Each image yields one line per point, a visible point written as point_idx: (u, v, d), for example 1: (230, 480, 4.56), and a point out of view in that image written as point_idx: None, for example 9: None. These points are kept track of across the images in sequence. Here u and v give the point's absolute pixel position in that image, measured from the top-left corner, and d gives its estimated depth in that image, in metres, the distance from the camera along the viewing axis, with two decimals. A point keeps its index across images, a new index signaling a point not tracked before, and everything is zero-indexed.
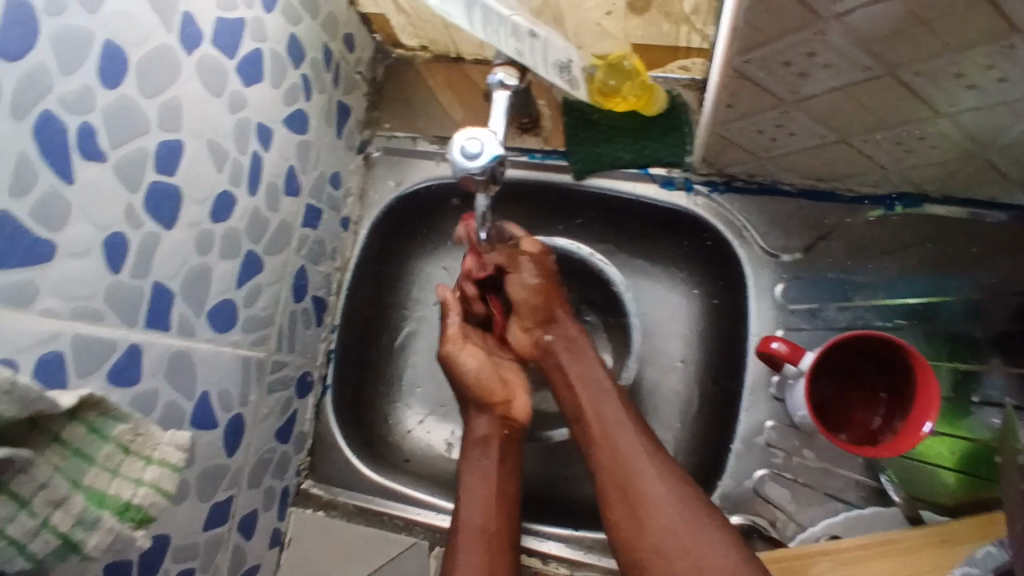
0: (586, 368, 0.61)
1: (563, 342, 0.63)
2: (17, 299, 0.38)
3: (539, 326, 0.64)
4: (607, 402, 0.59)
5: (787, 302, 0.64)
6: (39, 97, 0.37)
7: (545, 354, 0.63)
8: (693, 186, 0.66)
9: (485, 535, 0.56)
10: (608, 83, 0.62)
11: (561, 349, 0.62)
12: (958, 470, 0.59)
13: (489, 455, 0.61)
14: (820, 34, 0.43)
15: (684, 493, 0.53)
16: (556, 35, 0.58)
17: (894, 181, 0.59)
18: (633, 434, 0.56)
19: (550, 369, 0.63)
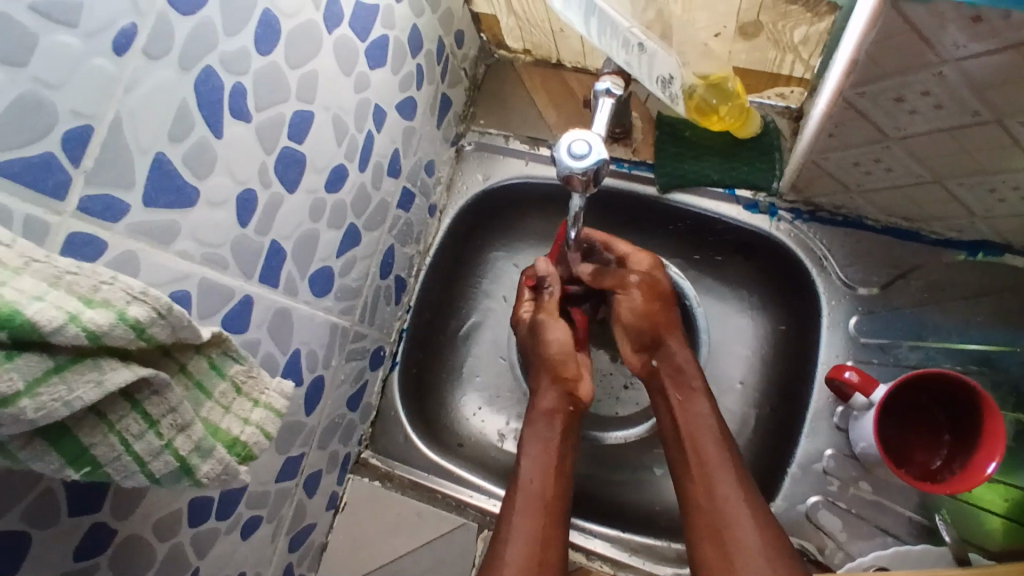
0: (692, 403, 0.62)
1: (667, 369, 0.64)
2: (160, 237, 0.40)
3: (647, 349, 0.66)
4: (707, 438, 0.60)
5: (859, 335, 0.65)
6: (204, 54, 0.40)
7: (650, 377, 0.66)
8: (777, 211, 0.68)
9: (542, 502, 0.60)
10: (710, 101, 0.64)
11: (666, 374, 0.64)
12: (1007, 517, 0.57)
13: (554, 428, 0.64)
14: (940, 75, 0.44)
15: (771, 537, 0.53)
16: (662, 50, 0.59)
17: (981, 230, 0.59)
18: (732, 477, 0.57)
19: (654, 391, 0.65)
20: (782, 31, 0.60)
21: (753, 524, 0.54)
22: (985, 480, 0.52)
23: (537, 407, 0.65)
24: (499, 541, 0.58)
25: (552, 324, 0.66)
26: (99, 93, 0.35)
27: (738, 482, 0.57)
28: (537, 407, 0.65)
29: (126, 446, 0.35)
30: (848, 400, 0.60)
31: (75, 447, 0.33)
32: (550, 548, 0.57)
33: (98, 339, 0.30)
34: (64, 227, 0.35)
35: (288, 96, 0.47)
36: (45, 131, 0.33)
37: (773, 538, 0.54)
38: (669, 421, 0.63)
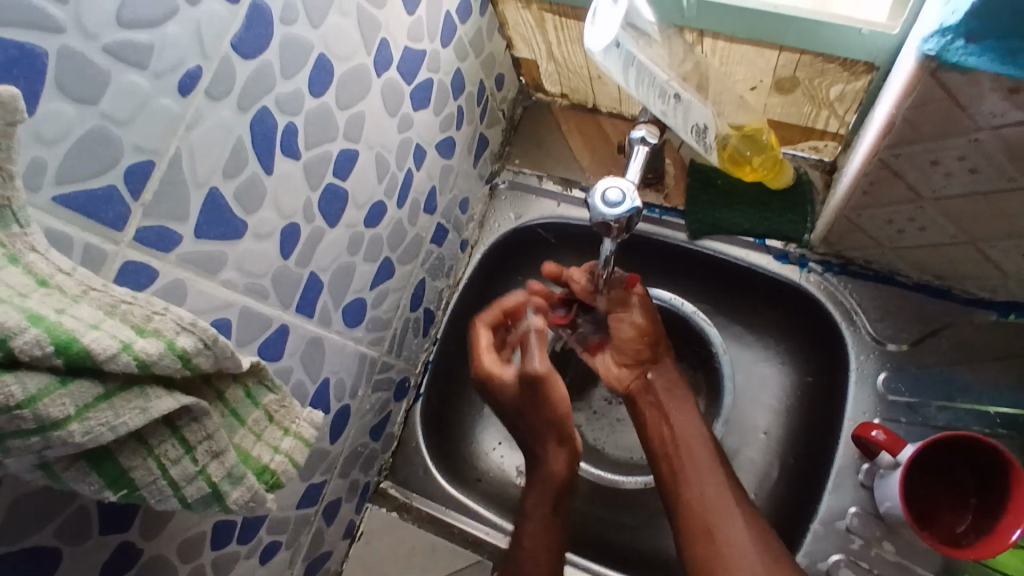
0: (682, 412, 0.63)
1: (664, 383, 0.65)
2: (207, 266, 0.42)
3: (641, 363, 0.66)
4: (698, 442, 0.61)
5: (887, 392, 0.64)
6: (262, 96, 0.42)
7: (643, 391, 0.66)
8: (807, 263, 0.68)
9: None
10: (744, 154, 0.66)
11: (663, 387, 0.65)
12: None
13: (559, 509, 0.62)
14: (977, 141, 0.44)
15: (764, 534, 0.56)
16: (698, 99, 0.59)
17: (1014, 291, 0.59)
18: (720, 475, 0.59)
19: (644, 404, 0.65)
20: (817, 89, 0.60)
21: (747, 526, 0.56)
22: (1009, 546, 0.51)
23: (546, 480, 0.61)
24: None
25: (554, 381, 0.58)
26: (162, 130, 0.37)
27: (726, 478, 0.59)
28: (540, 484, 0.62)
29: (163, 471, 0.35)
30: (874, 457, 0.59)
31: (116, 469, 0.34)
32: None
33: (147, 367, 0.31)
34: (120, 255, 0.36)
35: (335, 135, 0.49)
36: (108, 166, 0.35)
37: (762, 536, 0.56)
38: (654, 422, 0.64)
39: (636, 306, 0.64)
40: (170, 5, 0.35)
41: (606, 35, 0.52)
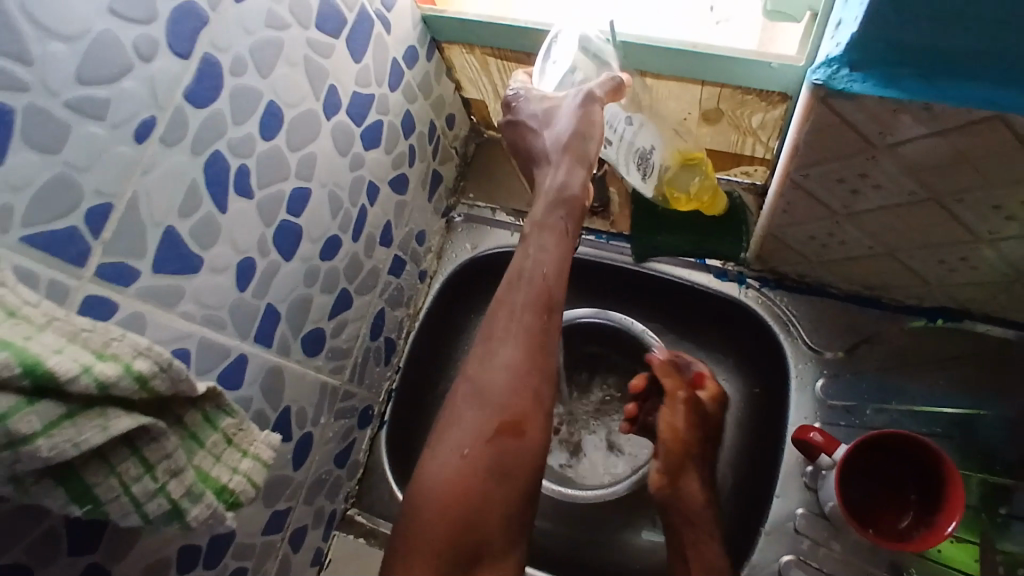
0: (705, 546, 0.63)
1: (687, 505, 0.65)
2: (166, 299, 0.44)
3: (671, 472, 0.67)
4: None
5: (826, 397, 0.67)
6: (214, 140, 0.46)
7: (667, 507, 0.66)
8: (745, 280, 0.71)
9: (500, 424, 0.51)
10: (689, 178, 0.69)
11: (684, 510, 0.65)
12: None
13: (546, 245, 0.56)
14: (873, 159, 0.48)
15: None
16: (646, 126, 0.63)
17: (937, 297, 0.63)
18: None
19: (672, 522, 0.65)
20: (740, 118, 0.65)
21: None
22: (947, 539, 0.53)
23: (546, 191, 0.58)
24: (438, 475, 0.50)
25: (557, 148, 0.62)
26: (119, 174, 0.40)
27: None
28: (525, 275, 0.55)
29: (124, 488, 0.37)
30: (815, 459, 0.61)
31: (79, 486, 0.36)
32: (525, 399, 0.52)
33: (106, 388, 0.34)
34: (81, 290, 0.39)
35: (288, 174, 0.53)
36: (69, 208, 0.37)
37: None
38: (678, 551, 0.64)
39: (680, 409, 0.69)
40: (126, 62, 0.39)
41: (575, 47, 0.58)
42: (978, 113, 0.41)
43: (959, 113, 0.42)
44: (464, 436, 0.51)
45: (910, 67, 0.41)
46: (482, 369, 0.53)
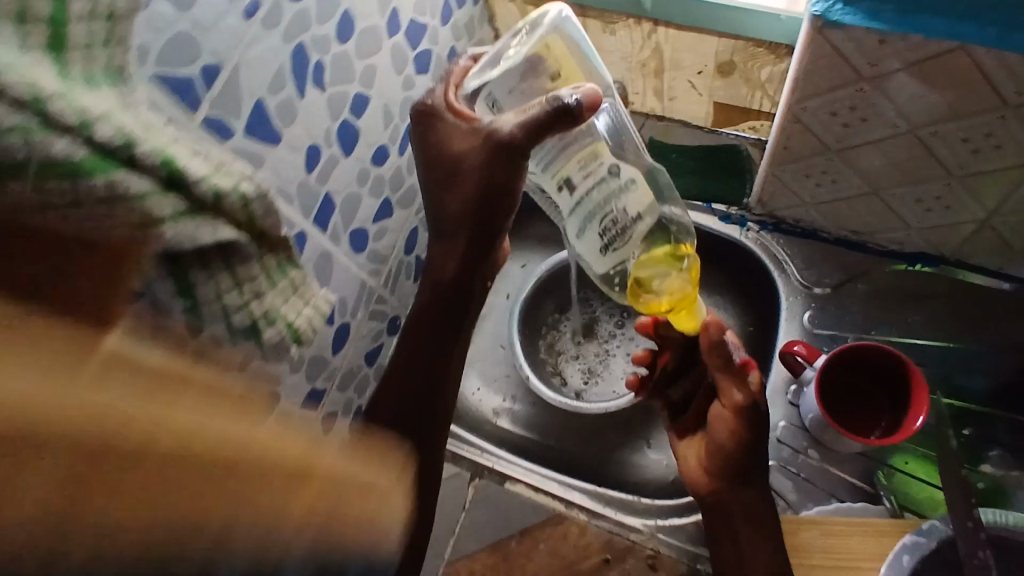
0: (760, 549, 0.59)
1: (743, 508, 0.61)
2: (252, 161, 0.52)
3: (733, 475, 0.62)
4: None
5: (813, 326, 0.74)
6: (300, 32, 0.53)
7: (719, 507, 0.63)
8: (747, 223, 0.79)
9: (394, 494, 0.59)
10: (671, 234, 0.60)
11: (741, 512, 0.62)
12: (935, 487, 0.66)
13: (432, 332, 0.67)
14: (862, 90, 0.56)
15: None
16: (627, 198, 0.54)
17: (916, 242, 0.71)
18: None
19: (721, 521, 0.62)
20: (751, 71, 0.72)
21: None
22: (916, 432, 0.59)
23: (435, 281, 0.68)
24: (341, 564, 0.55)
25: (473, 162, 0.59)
26: (227, 42, 0.47)
27: None
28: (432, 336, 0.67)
29: None
30: (799, 375, 0.68)
31: None
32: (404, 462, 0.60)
33: None
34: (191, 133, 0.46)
35: (353, 79, 0.61)
36: (189, 60, 0.45)
37: None
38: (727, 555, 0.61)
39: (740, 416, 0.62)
40: None
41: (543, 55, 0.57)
42: (949, 43, 0.49)
43: (934, 43, 0.49)
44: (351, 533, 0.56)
45: (891, 3, 0.49)
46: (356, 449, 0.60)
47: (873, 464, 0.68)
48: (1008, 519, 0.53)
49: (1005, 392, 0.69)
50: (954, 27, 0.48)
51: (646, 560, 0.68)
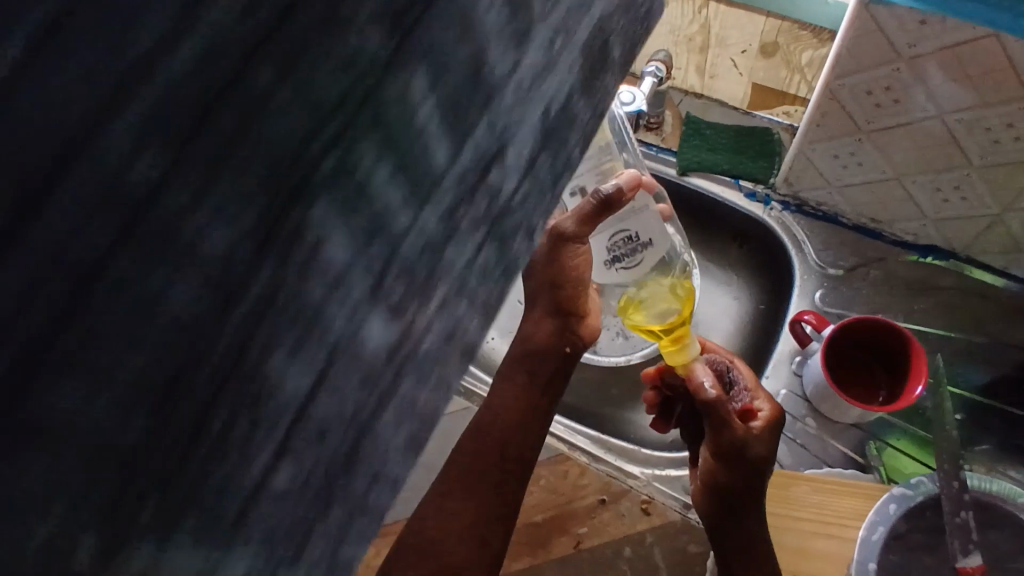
0: None
1: (737, 546, 0.61)
2: None
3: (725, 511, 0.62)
4: None
5: (823, 305, 0.78)
6: None
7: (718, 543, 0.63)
8: (771, 202, 0.82)
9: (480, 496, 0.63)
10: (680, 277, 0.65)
11: (735, 550, 0.61)
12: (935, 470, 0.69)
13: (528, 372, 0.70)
14: (897, 70, 0.59)
15: None
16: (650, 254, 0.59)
17: (931, 234, 0.74)
18: None
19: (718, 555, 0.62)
20: (792, 54, 0.78)
21: None
22: (916, 400, 0.63)
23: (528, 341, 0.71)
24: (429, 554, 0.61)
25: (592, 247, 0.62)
26: None
27: None
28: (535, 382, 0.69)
29: None
30: (805, 346, 0.71)
31: None
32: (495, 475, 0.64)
33: None
34: None
35: None
36: None
37: None
38: None
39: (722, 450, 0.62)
40: None
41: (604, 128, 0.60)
42: (979, 30, 0.52)
43: (967, 29, 0.52)
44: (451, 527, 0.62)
45: None
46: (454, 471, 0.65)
47: (865, 435, 0.71)
48: (997, 488, 0.55)
49: (1002, 385, 0.72)
50: (985, 12, 0.51)
51: (639, 505, 0.71)
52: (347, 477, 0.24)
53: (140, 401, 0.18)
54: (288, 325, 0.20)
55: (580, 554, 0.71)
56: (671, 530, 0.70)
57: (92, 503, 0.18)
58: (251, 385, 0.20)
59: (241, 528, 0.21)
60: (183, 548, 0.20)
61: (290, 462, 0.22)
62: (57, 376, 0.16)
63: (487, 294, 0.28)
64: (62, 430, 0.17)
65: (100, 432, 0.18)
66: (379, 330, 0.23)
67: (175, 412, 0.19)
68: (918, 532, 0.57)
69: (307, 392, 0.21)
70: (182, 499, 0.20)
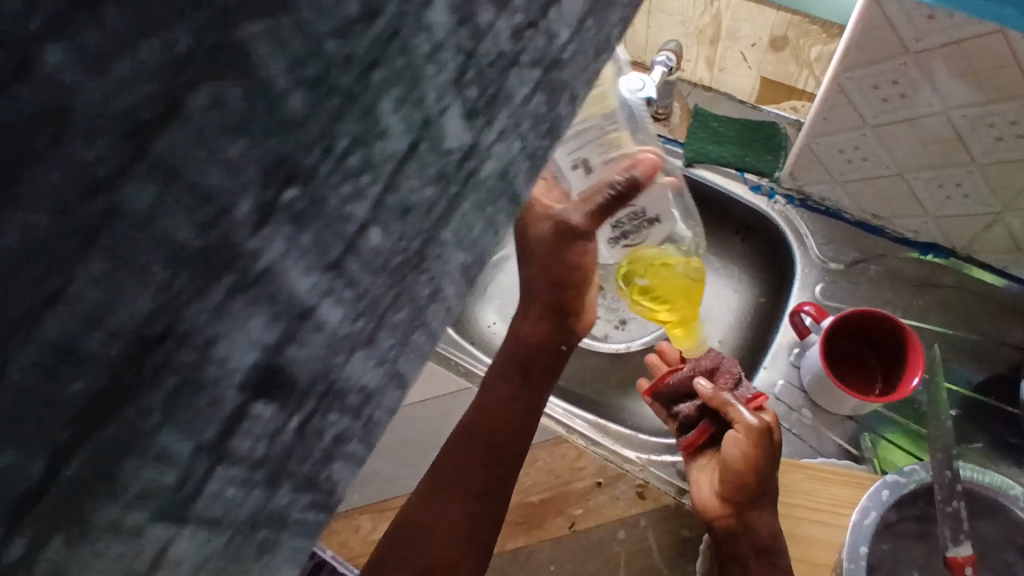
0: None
1: (752, 538, 0.61)
2: None
3: (742, 502, 0.62)
4: None
5: (823, 298, 0.79)
6: None
7: (727, 534, 0.62)
8: (775, 195, 0.82)
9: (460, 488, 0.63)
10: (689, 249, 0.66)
11: (749, 541, 0.61)
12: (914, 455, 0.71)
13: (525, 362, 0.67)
14: (905, 64, 0.60)
15: None
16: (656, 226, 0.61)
17: (932, 231, 0.75)
18: None
19: (727, 545, 0.62)
20: (801, 48, 0.80)
21: None
22: (912, 392, 0.64)
23: (517, 335, 0.68)
24: (420, 545, 0.61)
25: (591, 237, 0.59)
26: None
27: None
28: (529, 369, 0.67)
29: None
30: (803, 337, 0.72)
31: None
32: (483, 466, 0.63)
33: None
34: None
35: None
36: None
37: None
38: None
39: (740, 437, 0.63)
40: None
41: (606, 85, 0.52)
42: (986, 25, 0.52)
43: (974, 24, 0.53)
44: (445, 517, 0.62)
45: None
46: (446, 460, 0.65)
47: (860, 428, 0.72)
48: (989, 480, 0.56)
49: (998, 384, 0.73)
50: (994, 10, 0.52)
51: (635, 488, 0.72)
52: (393, 321, 0.19)
53: (247, 119, 0.14)
54: (393, 67, 0.16)
55: (575, 536, 0.70)
56: (667, 512, 0.71)
57: (184, 254, 0.14)
58: (355, 125, 0.16)
59: (321, 313, 0.17)
60: (272, 330, 0.16)
61: (379, 233, 0.18)
62: (161, 65, 0.13)
63: (562, 107, 0.23)
64: (165, 134, 0.13)
65: (195, 148, 0.14)
66: (459, 125, 0.19)
67: (279, 144, 0.15)
68: (908, 520, 0.58)
69: (405, 153, 0.17)
70: (275, 244, 0.15)
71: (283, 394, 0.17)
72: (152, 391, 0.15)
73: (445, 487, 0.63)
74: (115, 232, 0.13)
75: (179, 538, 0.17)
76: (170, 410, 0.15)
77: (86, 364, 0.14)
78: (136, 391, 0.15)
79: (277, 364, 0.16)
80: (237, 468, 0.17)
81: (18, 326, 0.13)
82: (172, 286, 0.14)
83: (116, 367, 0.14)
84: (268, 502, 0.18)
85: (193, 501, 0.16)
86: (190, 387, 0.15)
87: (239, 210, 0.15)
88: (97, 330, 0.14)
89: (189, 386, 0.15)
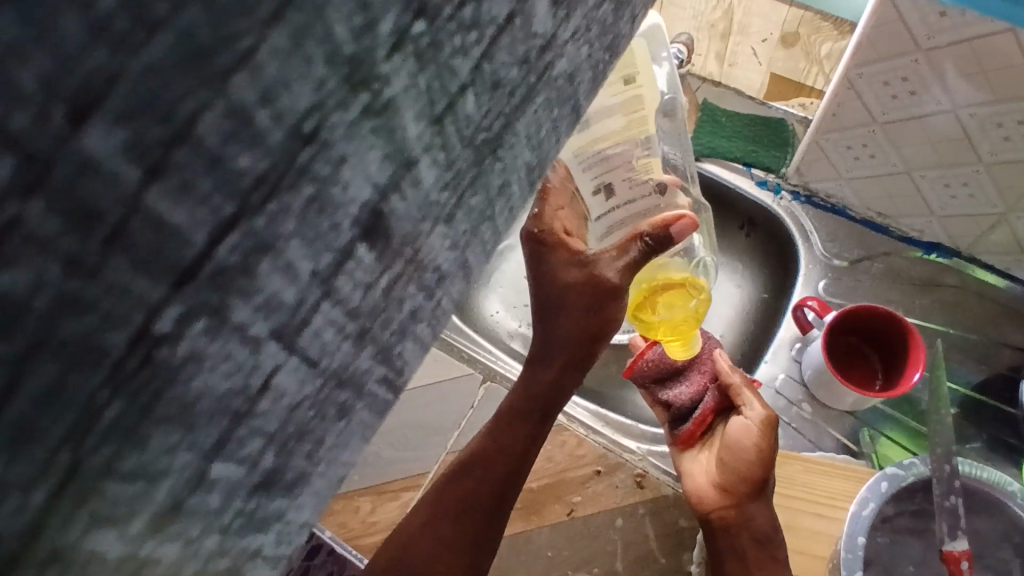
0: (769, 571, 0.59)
1: (752, 530, 0.61)
2: None
3: (746, 494, 0.62)
4: None
5: (825, 294, 0.79)
6: None
7: (725, 531, 0.62)
8: (781, 191, 0.82)
9: (467, 497, 0.62)
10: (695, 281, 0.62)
11: (750, 534, 0.61)
12: (908, 449, 0.71)
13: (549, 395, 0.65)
14: (916, 61, 0.60)
15: None
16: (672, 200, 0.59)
17: (936, 230, 0.75)
18: None
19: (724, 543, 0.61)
20: (812, 44, 0.87)
21: None
22: (912, 387, 0.64)
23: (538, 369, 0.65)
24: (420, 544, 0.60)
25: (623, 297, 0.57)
26: None
27: None
28: (550, 398, 0.66)
29: None
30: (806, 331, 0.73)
31: None
32: (497, 474, 0.63)
33: None
34: None
35: None
36: None
37: None
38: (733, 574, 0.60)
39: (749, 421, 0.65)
40: None
41: (645, 92, 0.50)
42: (997, 25, 0.53)
43: (984, 23, 0.53)
44: (444, 523, 0.61)
45: None
46: (454, 475, 0.64)
47: (859, 422, 0.73)
48: (987, 475, 0.57)
49: (998, 382, 0.74)
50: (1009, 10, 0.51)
51: (634, 477, 0.72)
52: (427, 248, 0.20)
53: None
54: None
55: (573, 522, 0.71)
56: (663, 503, 0.71)
57: (339, 58, 0.15)
58: None
59: (420, 169, 0.19)
60: (383, 169, 0.17)
61: (473, 101, 0.19)
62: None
63: (622, 29, 0.26)
64: None
65: None
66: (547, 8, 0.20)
67: None
68: (904, 515, 0.58)
69: (503, 23, 0.19)
70: (400, 77, 0.17)
71: (381, 241, 0.18)
72: (292, 195, 0.15)
73: (453, 488, 0.63)
74: (300, 10, 0.14)
75: (286, 366, 0.17)
76: (302, 223, 0.16)
77: (256, 142, 0.14)
78: (281, 190, 0.15)
79: (382, 210, 0.18)
80: (339, 308, 0.18)
81: (214, 82, 0.13)
82: (325, 87, 0.15)
83: (279, 154, 0.15)
84: (352, 361, 0.19)
85: (300, 332, 0.17)
86: (318, 206, 0.16)
87: (383, 27, 0.16)
88: (269, 110, 0.14)
89: (321, 204, 0.16)
